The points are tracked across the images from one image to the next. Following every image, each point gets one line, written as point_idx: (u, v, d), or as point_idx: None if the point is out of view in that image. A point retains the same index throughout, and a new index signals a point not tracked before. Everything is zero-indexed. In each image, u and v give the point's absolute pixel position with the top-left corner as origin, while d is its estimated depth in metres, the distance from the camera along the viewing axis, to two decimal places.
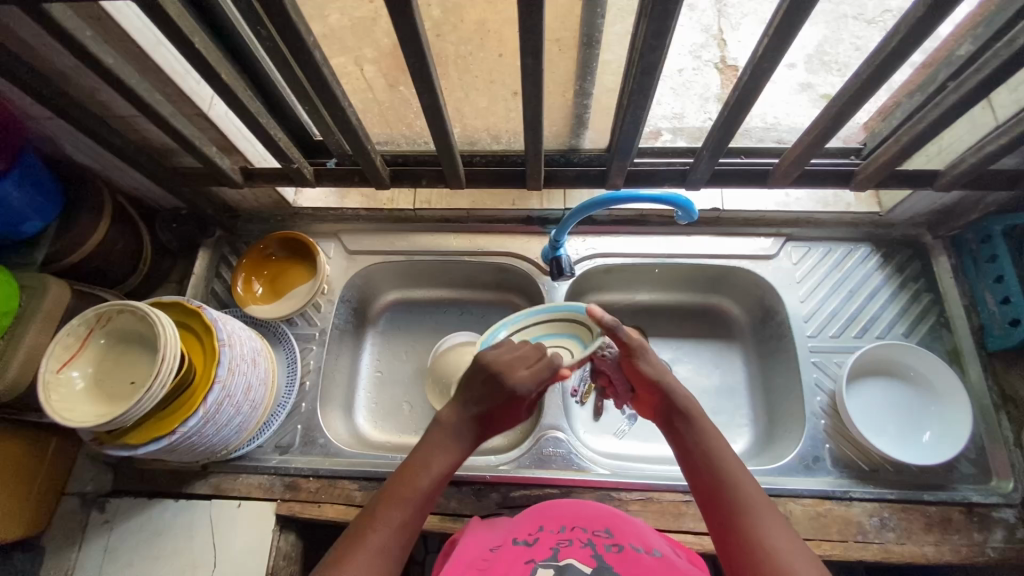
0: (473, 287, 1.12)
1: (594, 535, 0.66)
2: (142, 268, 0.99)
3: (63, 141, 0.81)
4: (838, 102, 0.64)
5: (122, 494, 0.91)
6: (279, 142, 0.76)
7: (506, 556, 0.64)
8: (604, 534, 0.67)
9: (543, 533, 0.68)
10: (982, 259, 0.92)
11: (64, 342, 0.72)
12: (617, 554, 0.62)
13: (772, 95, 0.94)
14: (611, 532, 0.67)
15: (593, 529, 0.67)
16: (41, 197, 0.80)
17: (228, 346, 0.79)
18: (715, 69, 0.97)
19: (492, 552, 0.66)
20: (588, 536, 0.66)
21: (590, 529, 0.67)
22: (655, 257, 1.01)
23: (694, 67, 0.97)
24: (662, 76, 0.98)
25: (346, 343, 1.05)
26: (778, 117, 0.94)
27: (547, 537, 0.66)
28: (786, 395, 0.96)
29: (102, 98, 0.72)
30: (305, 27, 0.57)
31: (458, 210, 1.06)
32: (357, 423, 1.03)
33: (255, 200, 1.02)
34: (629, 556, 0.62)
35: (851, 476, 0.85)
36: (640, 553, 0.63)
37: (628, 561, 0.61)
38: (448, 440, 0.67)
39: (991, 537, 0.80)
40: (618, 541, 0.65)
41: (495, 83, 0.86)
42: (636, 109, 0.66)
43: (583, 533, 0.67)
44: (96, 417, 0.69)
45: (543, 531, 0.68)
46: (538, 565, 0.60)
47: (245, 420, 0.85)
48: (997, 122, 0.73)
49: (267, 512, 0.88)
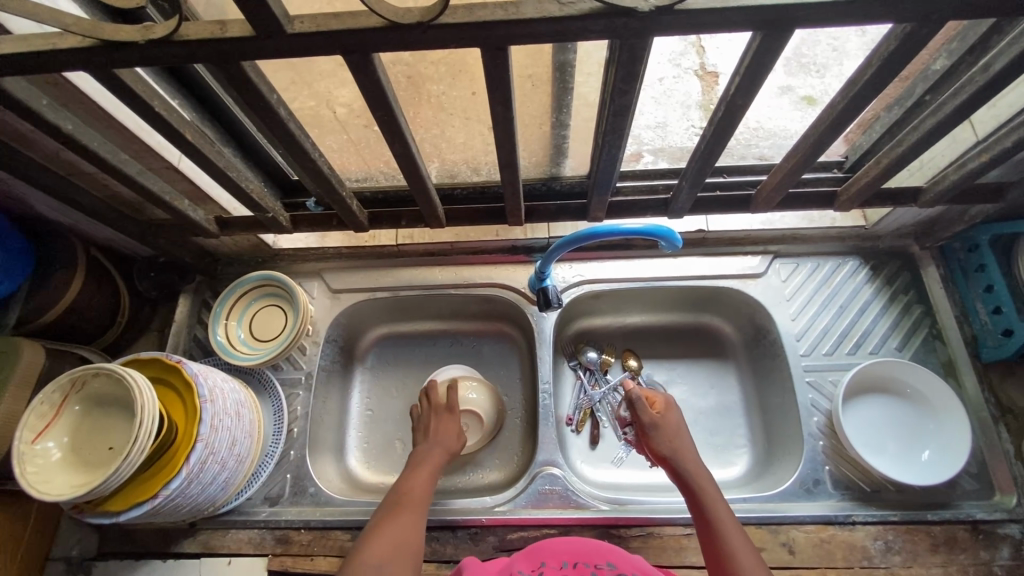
0: (461, 317, 1.10)
1: (598, 569, 0.66)
2: (120, 320, 0.97)
3: (31, 199, 0.79)
4: (814, 134, 0.64)
5: (108, 556, 0.88)
6: (252, 192, 0.74)
7: None
8: (607, 566, 0.67)
9: (547, 568, 0.67)
10: (971, 269, 0.92)
11: (39, 411, 0.70)
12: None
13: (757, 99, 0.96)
14: (613, 564, 0.67)
15: (596, 562, 0.67)
16: (11, 260, 0.78)
17: (210, 403, 0.77)
18: (696, 76, 0.99)
19: None
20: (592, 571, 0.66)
21: (593, 563, 0.67)
22: (643, 281, 1.00)
23: (675, 75, 1.00)
24: (645, 85, 1.00)
25: (334, 383, 1.03)
26: (761, 120, 0.95)
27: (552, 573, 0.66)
28: (784, 416, 0.95)
29: (68, 157, 0.71)
30: (268, 87, 0.56)
31: (442, 243, 1.04)
32: (350, 466, 1.01)
33: (233, 244, 1.00)
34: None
35: (853, 498, 0.84)
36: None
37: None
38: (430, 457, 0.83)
39: (998, 555, 0.79)
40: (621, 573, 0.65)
41: (472, 118, 0.87)
42: (612, 148, 0.66)
43: (587, 569, 0.67)
44: (74, 488, 0.66)
45: (545, 566, 0.67)
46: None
47: (231, 475, 0.83)
48: (977, 138, 0.73)
49: (257, 568, 0.85)
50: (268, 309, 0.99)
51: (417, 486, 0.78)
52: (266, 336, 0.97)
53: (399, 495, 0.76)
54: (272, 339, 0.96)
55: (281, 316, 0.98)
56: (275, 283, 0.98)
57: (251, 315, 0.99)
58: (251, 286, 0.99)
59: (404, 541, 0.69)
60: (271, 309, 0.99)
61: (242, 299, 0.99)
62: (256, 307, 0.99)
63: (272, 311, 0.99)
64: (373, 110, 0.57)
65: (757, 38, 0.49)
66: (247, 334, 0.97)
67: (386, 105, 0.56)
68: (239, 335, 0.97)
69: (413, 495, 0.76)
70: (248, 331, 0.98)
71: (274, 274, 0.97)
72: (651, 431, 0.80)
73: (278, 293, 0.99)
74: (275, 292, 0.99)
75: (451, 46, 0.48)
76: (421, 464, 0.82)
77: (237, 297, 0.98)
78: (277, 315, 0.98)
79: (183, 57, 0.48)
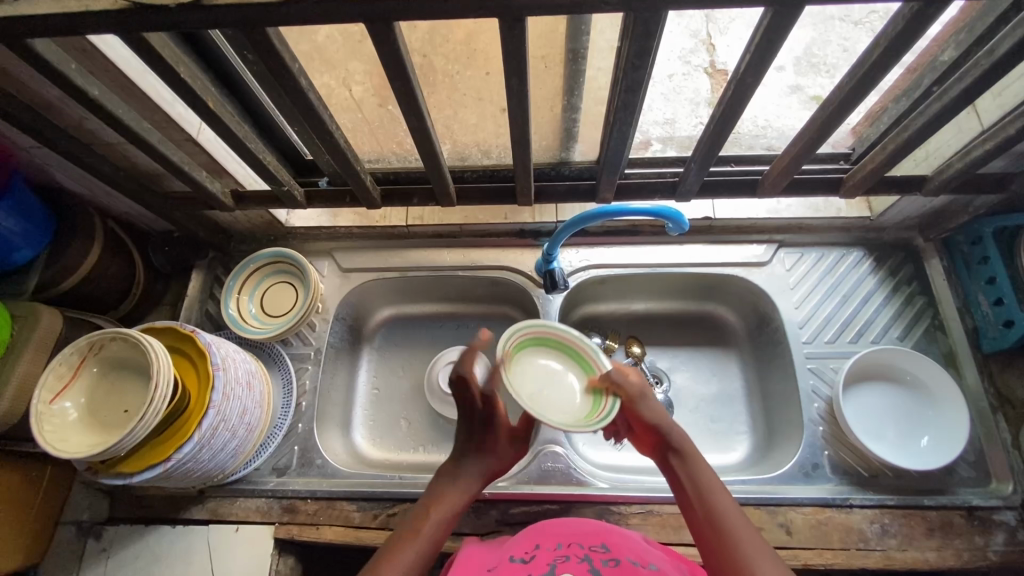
0: (468, 300, 1.12)
1: (591, 550, 0.65)
2: (134, 292, 0.99)
3: (53, 169, 0.81)
4: (821, 116, 0.66)
5: (119, 521, 0.90)
6: (268, 165, 0.75)
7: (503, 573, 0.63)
8: (600, 548, 0.66)
9: (541, 550, 0.67)
10: (974, 261, 0.92)
11: (57, 372, 0.72)
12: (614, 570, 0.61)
13: (763, 101, 0.92)
14: (607, 547, 0.67)
15: (590, 543, 0.66)
16: (32, 227, 0.80)
17: (222, 370, 0.79)
18: (705, 73, 0.90)
19: (490, 569, 0.64)
20: (585, 552, 0.65)
21: (586, 545, 0.66)
22: (648, 268, 1.02)
23: (684, 72, 0.92)
24: (652, 83, 0.92)
25: (342, 361, 1.05)
26: (769, 118, 0.95)
27: (545, 554, 0.65)
28: (784, 403, 0.96)
29: (91, 126, 0.72)
30: (290, 55, 0.57)
31: (451, 225, 1.06)
32: (356, 441, 1.03)
33: (247, 221, 1.02)
34: (626, 573, 0.61)
35: (851, 482, 0.85)
36: (639, 567, 0.62)
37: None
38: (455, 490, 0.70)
39: (993, 540, 0.80)
40: (615, 557, 0.64)
41: (483, 99, 0.86)
42: (623, 125, 0.67)
43: (581, 549, 0.66)
44: (91, 447, 0.68)
45: (540, 548, 0.67)
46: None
47: (241, 443, 0.85)
48: (983, 126, 0.74)
49: (265, 536, 0.87)
50: (280, 284, 1.01)
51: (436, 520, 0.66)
52: (277, 311, 0.99)
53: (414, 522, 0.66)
54: (284, 314, 0.98)
55: (292, 292, 1.00)
56: (284, 260, 1.00)
57: (261, 290, 1.01)
58: (261, 263, 1.01)
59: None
60: (282, 285, 1.01)
61: (252, 274, 1.00)
62: (268, 283, 1.01)
63: (281, 286, 1.01)
64: (392, 80, 0.59)
65: (770, 12, 0.51)
66: (259, 309, 0.99)
67: (403, 76, 0.58)
68: (250, 309, 0.99)
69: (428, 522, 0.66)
70: (258, 306, 1.00)
71: (284, 250, 0.99)
72: (632, 399, 0.71)
73: (289, 269, 1.01)
74: (286, 269, 1.01)
75: (470, 17, 0.49)
76: (442, 497, 0.69)
77: (247, 272, 1.00)
78: (286, 290, 1.00)
79: (211, 22, 0.50)
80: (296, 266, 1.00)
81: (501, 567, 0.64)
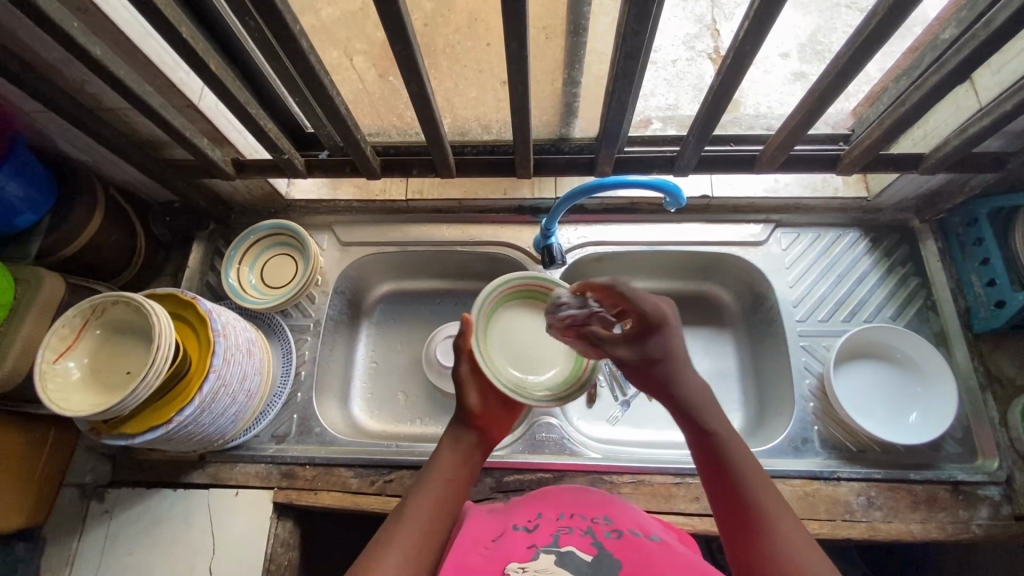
0: (466, 277, 1.13)
1: (594, 522, 0.62)
2: (136, 260, 1.00)
3: (55, 135, 0.82)
4: (818, 88, 0.68)
5: (121, 485, 0.92)
6: (270, 132, 0.76)
7: (502, 542, 0.60)
8: (603, 520, 0.63)
9: (543, 520, 0.64)
10: (969, 243, 0.93)
11: (60, 333, 0.73)
12: (618, 541, 0.58)
13: (765, 86, 0.95)
14: (610, 518, 0.64)
15: (592, 515, 0.64)
16: (34, 191, 0.81)
17: (222, 337, 0.80)
18: (709, 59, 0.97)
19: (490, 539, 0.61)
20: (588, 523, 0.62)
21: (589, 516, 0.64)
22: (646, 246, 1.02)
23: (688, 57, 0.98)
24: (656, 67, 0.98)
25: (341, 334, 1.06)
26: (772, 106, 0.94)
27: (547, 523, 0.63)
28: (776, 379, 0.97)
29: (93, 91, 0.73)
30: (291, 16, 0.58)
31: (450, 200, 1.06)
32: (353, 413, 1.04)
33: (247, 191, 1.03)
34: (631, 545, 0.58)
35: (839, 457, 0.87)
36: (641, 538, 0.60)
37: (630, 547, 0.58)
38: (457, 458, 0.69)
39: (977, 514, 0.81)
40: (617, 528, 0.62)
41: (484, 71, 0.87)
42: (622, 94, 0.68)
43: (583, 520, 0.63)
44: (93, 406, 0.70)
45: (542, 517, 0.64)
46: (540, 551, 0.57)
47: (241, 409, 0.86)
48: (980, 104, 0.74)
49: (264, 500, 0.88)
50: (281, 256, 1.02)
51: (441, 487, 0.66)
52: (277, 283, 1.00)
53: (420, 491, 0.66)
54: (285, 285, 0.99)
55: (292, 263, 1.01)
56: (285, 231, 1.01)
57: (262, 261, 1.02)
58: (261, 234, 1.01)
59: (423, 542, 0.61)
60: (285, 257, 1.02)
61: (253, 244, 1.01)
62: (269, 253, 1.02)
63: (282, 258, 1.02)
64: (393, 44, 0.59)
65: None
66: (260, 280, 1.01)
67: (405, 39, 0.59)
68: (250, 280, 1.00)
69: (433, 489, 0.66)
70: (259, 276, 1.01)
71: (286, 221, 1.00)
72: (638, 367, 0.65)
73: (290, 241, 1.02)
74: (287, 241, 1.02)
75: None
76: (446, 466, 0.68)
77: (249, 243, 1.01)
78: (286, 261, 1.01)
79: None
80: (297, 238, 1.01)
81: (503, 538, 0.61)
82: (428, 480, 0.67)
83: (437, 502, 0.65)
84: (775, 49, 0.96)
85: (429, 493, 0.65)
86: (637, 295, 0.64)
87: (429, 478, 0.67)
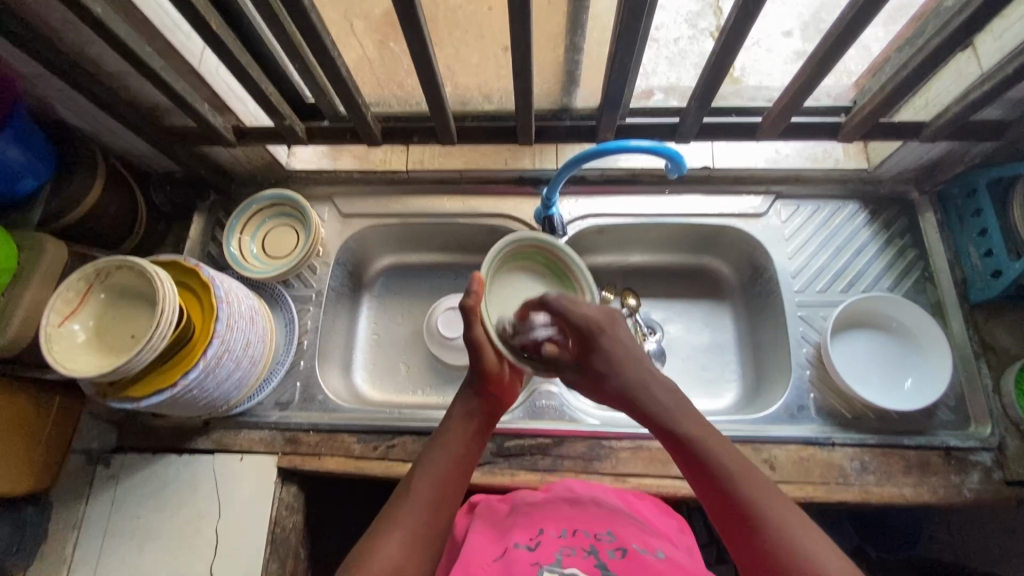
0: (467, 250, 1.13)
1: (597, 540, 0.62)
2: (138, 230, 1.00)
3: (54, 101, 0.81)
4: (821, 50, 0.68)
5: (127, 450, 0.93)
6: (268, 94, 0.76)
7: (505, 561, 0.60)
8: (606, 538, 0.63)
9: (545, 536, 0.64)
10: (967, 215, 0.93)
11: (65, 297, 0.73)
12: (622, 562, 0.58)
13: (767, 65, 0.93)
14: (613, 534, 0.64)
15: (595, 533, 0.64)
16: (35, 157, 0.81)
17: (226, 303, 0.81)
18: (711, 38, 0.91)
19: (493, 558, 0.62)
20: (592, 541, 0.62)
21: (592, 533, 0.64)
22: (647, 217, 1.03)
23: (690, 36, 0.92)
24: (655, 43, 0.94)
25: (343, 305, 1.07)
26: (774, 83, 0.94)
27: (550, 540, 0.63)
28: (773, 349, 0.99)
29: (93, 54, 0.73)
30: None
31: (452, 170, 1.06)
32: (355, 383, 1.05)
33: (248, 161, 1.02)
34: (636, 564, 0.58)
35: (835, 423, 0.88)
36: (645, 555, 0.60)
37: (633, 567, 0.58)
38: (467, 433, 0.69)
39: (968, 479, 0.83)
40: (621, 545, 0.61)
41: (485, 37, 0.85)
42: (624, 55, 0.68)
43: (586, 538, 0.63)
44: (98, 367, 0.71)
45: (543, 534, 0.64)
46: (544, 569, 0.57)
47: (245, 375, 0.87)
48: (981, 70, 0.74)
49: (269, 465, 0.90)
50: (283, 225, 1.02)
51: (449, 463, 0.66)
52: (278, 253, 1.00)
53: (427, 465, 0.65)
54: (285, 255, 0.99)
55: (292, 233, 1.01)
56: (286, 201, 1.01)
57: (264, 230, 1.02)
58: (263, 204, 1.02)
59: (430, 520, 0.61)
60: (286, 226, 1.02)
61: (255, 213, 1.01)
62: (271, 223, 1.02)
63: (283, 228, 1.02)
64: None
65: None
66: (261, 249, 1.01)
67: None
68: (252, 249, 1.01)
69: (440, 462, 0.65)
70: (260, 246, 1.01)
71: (286, 190, 0.99)
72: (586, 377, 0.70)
73: (291, 211, 1.02)
74: (288, 210, 1.02)
75: None
76: (455, 440, 0.68)
77: (250, 212, 1.01)
78: (287, 231, 1.01)
79: None
80: (297, 207, 1.01)
81: (505, 556, 0.61)
82: (436, 459, 0.66)
83: (445, 477, 0.64)
84: (779, 27, 0.91)
85: (438, 467, 0.65)
86: (558, 306, 0.67)
87: (436, 452, 0.66)
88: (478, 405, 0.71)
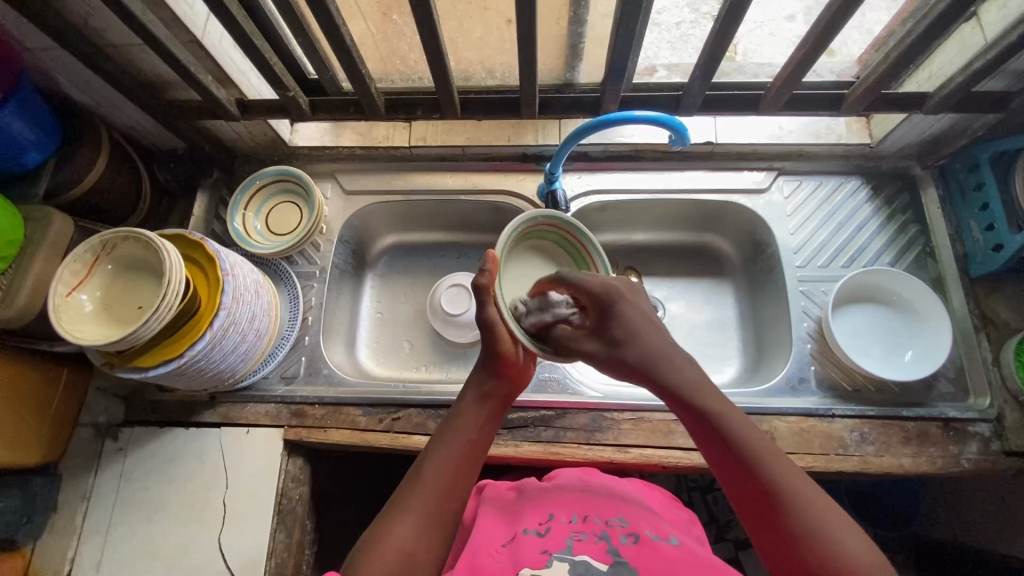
0: (470, 228, 1.13)
1: (608, 526, 0.63)
2: (141, 207, 1.01)
3: (58, 73, 0.81)
4: (824, 18, 0.68)
5: (134, 425, 0.94)
6: (272, 65, 0.76)
7: (516, 547, 0.61)
8: (618, 524, 0.63)
9: (555, 522, 0.64)
10: (969, 189, 0.92)
11: (72, 268, 0.74)
12: (633, 547, 0.58)
13: (767, 48, 0.94)
14: (625, 520, 0.65)
15: (606, 518, 0.64)
16: (40, 130, 0.81)
17: (231, 276, 0.81)
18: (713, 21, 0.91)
19: (503, 544, 0.62)
20: (603, 527, 0.63)
21: (603, 519, 0.64)
22: (650, 193, 1.03)
23: (693, 20, 0.92)
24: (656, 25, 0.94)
25: (347, 283, 1.07)
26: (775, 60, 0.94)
27: (559, 526, 0.63)
28: (774, 324, 0.99)
29: (96, 24, 0.73)
30: None
31: (455, 146, 1.06)
32: (359, 359, 1.06)
33: (250, 137, 1.02)
34: (649, 551, 0.58)
35: (835, 396, 0.89)
36: (658, 542, 0.60)
37: (645, 552, 0.58)
38: (478, 412, 0.68)
39: (967, 449, 0.84)
40: (633, 531, 0.62)
41: (489, 9, 0.85)
42: (630, 22, 0.67)
43: (597, 523, 0.64)
44: (105, 337, 0.71)
45: (554, 520, 0.64)
46: (553, 557, 0.58)
47: (251, 348, 0.88)
48: (984, 41, 0.75)
49: (275, 438, 0.91)
50: (286, 202, 1.02)
51: (461, 445, 0.65)
52: (282, 229, 1.01)
53: (439, 448, 0.65)
54: (290, 231, 1.00)
55: (296, 210, 1.01)
56: (288, 178, 1.01)
57: (267, 207, 1.02)
58: (265, 181, 1.02)
59: (443, 503, 0.61)
60: (290, 203, 1.02)
61: (257, 190, 1.01)
62: (274, 200, 1.02)
63: (287, 204, 1.02)
64: None
65: None
66: (265, 226, 1.01)
67: None
68: (256, 226, 1.01)
69: (452, 444, 0.65)
70: (264, 223, 1.01)
71: (288, 166, 0.99)
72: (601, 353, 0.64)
73: (294, 187, 1.02)
74: (291, 186, 1.02)
75: None
76: (467, 423, 0.67)
77: (253, 189, 1.01)
78: (291, 208, 1.02)
79: None
80: (300, 183, 1.01)
81: (515, 541, 0.62)
82: (448, 441, 0.65)
83: (456, 459, 0.64)
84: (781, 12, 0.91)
85: (450, 449, 0.64)
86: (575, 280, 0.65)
87: (448, 434, 0.66)
88: (491, 386, 0.70)
